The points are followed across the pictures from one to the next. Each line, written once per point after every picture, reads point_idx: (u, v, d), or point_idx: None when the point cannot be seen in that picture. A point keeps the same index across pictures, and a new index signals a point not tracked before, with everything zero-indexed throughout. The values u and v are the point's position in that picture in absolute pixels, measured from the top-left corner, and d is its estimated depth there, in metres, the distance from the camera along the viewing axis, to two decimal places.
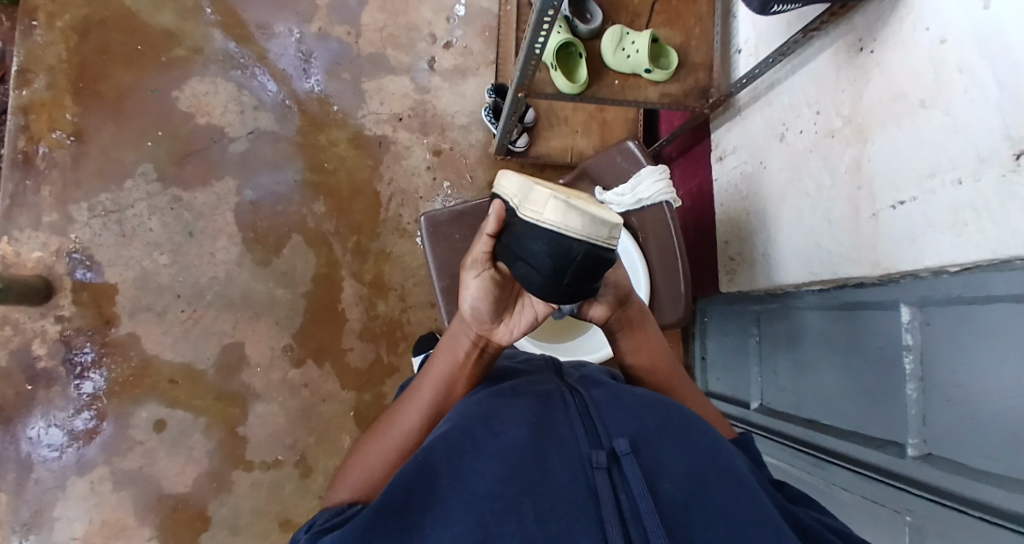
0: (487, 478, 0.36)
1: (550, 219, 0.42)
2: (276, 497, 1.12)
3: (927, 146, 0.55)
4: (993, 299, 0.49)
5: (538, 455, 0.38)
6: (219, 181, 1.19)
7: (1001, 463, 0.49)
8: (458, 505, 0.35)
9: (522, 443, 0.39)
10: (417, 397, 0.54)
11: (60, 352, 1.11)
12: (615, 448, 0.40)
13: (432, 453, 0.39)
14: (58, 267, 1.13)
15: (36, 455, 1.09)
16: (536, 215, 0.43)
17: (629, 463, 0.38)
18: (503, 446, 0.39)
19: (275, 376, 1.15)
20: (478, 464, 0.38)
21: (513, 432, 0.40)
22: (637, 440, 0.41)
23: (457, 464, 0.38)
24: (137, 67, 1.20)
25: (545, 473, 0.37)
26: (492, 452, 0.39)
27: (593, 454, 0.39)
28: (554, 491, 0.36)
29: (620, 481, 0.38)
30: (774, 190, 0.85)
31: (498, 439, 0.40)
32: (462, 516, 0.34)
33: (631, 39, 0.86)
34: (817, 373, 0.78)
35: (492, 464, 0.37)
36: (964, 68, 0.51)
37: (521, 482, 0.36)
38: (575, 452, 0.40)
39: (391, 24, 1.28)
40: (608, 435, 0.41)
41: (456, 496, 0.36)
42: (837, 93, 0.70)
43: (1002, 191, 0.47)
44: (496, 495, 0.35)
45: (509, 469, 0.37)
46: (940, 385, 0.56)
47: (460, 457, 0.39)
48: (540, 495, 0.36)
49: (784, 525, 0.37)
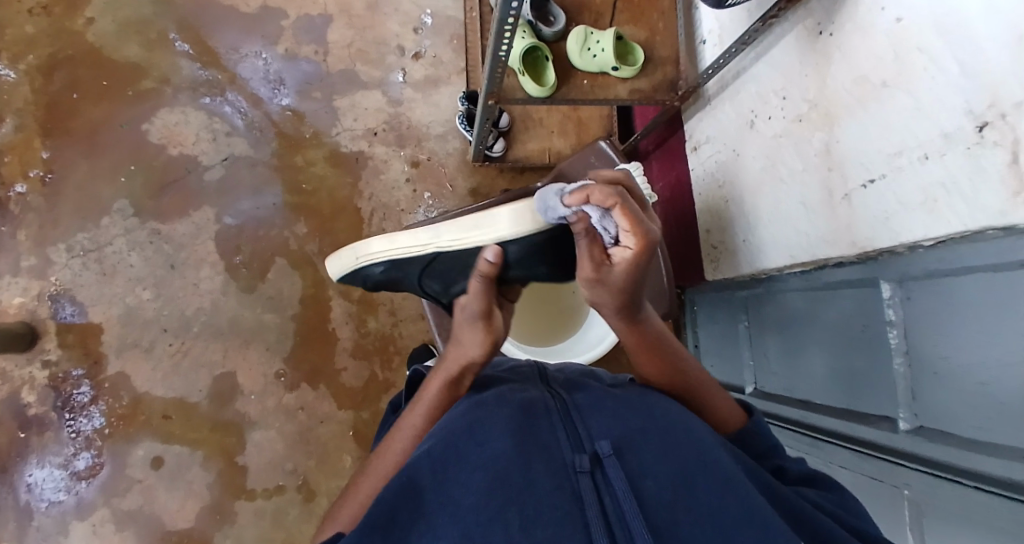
0: (472, 490, 0.37)
1: (523, 228, 0.52)
2: (281, 524, 1.11)
3: (893, 124, 0.56)
4: (969, 271, 0.50)
5: (523, 462, 0.38)
6: (197, 210, 1.18)
7: (988, 432, 0.50)
8: (445, 520, 0.36)
9: (505, 452, 0.39)
10: (406, 421, 0.53)
11: (50, 397, 1.09)
12: (598, 451, 0.40)
13: (417, 468, 0.40)
14: (41, 311, 1.11)
15: (34, 502, 1.08)
16: (504, 237, 0.53)
17: (612, 465, 0.39)
18: (487, 455, 0.39)
19: (270, 401, 1.14)
20: (462, 475, 0.38)
21: (495, 441, 0.40)
22: (620, 442, 0.41)
23: (441, 478, 0.39)
24: (105, 103, 1.19)
25: (530, 479, 0.37)
26: (476, 461, 0.39)
27: (577, 459, 0.39)
28: (540, 496, 0.36)
29: (604, 484, 0.38)
30: (749, 176, 0.85)
31: (481, 448, 0.40)
32: (447, 530, 0.35)
33: (596, 39, 0.86)
34: (807, 355, 0.78)
35: (476, 475, 0.38)
36: (923, 45, 0.51)
37: (506, 490, 0.36)
38: (559, 458, 0.40)
39: (359, 39, 1.28)
40: (591, 439, 0.41)
41: (442, 511, 0.36)
42: (801, 78, 0.70)
43: (968, 166, 0.47)
44: (482, 506, 0.35)
45: (494, 479, 0.37)
46: (926, 359, 0.57)
47: (443, 471, 0.39)
48: (526, 501, 0.36)
49: (771, 519, 0.37)
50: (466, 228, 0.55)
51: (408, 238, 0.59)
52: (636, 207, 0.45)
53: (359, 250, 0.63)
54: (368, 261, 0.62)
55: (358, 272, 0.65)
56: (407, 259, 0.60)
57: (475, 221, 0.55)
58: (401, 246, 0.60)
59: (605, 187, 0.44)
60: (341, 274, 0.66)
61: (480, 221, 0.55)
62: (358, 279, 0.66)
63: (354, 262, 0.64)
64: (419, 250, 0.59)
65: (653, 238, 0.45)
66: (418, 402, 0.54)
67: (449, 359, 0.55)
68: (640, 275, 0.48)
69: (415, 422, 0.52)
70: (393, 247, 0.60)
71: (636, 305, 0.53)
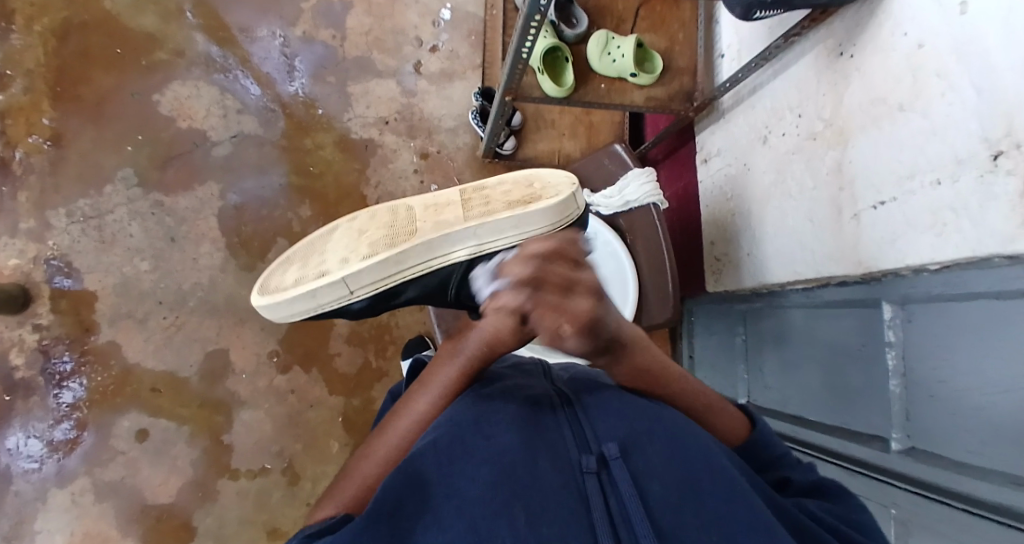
0: (478, 483, 0.37)
1: (555, 225, 0.57)
2: (263, 506, 1.11)
3: (906, 147, 0.57)
4: (973, 296, 0.51)
5: (529, 458, 0.39)
6: (202, 185, 1.17)
7: (979, 456, 0.51)
8: (449, 511, 0.36)
9: (513, 448, 0.40)
10: (413, 403, 0.52)
11: (38, 361, 1.08)
12: (605, 453, 0.40)
13: (422, 462, 0.40)
14: (36, 274, 1.10)
15: (14, 466, 1.06)
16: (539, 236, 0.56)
17: (619, 468, 0.39)
18: (495, 449, 0.40)
19: (261, 382, 1.14)
20: (468, 468, 0.39)
21: (503, 436, 0.41)
22: (626, 444, 0.42)
23: (449, 472, 0.39)
24: (117, 71, 1.18)
25: (536, 476, 0.38)
26: (482, 454, 0.40)
27: (584, 459, 0.40)
28: (543, 494, 0.37)
29: (610, 486, 0.39)
30: (757, 191, 0.86)
31: (489, 442, 0.41)
32: (453, 522, 0.35)
33: (616, 44, 0.87)
34: (802, 373, 0.79)
35: (483, 469, 0.38)
36: (941, 72, 0.52)
37: (512, 485, 0.37)
38: (565, 457, 0.40)
39: (376, 27, 1.28)
40: (598, 440, 0.42)
41: (447, 502, 0.37)
42: (818, 96, 0.72)
43: (978, 193, 0.48)
44: (488, 499, 0.36)
45: (500, 473, 0.38)
46: (922, 382, 0.58)
47: (451, 463, 0.39)
48: (532, 498, 0.36)
49: (776, 526, 0.38)
50: (494, 231, 0.55)
51: (419, 249, 0.55)
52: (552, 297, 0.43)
53: (356, 278, 0.56)
54: (375, 289, 0.56)
55: (356, 301, 0.58)
56: (424, 273, 0.56)
57: (507, 220, 0.55)
58: (416, 262, 0.55)
59: (512, 292, 0.45)
60: (330, 309, 0.58)
61: (513, 220, 0.55)
62: (352, 307, 0.59)
63: (353, 292, 0.57)
64: (441, 260, 0.56)
65: (585, 316, 0.42)
66: (428, 386, 0.53)
67: (463, 353, 0.53)
68: (598, 344, 0.45)
69: (426, 405, 0.51)
70: (406, 266, 0.55)
71: (616, 353, 0.47)
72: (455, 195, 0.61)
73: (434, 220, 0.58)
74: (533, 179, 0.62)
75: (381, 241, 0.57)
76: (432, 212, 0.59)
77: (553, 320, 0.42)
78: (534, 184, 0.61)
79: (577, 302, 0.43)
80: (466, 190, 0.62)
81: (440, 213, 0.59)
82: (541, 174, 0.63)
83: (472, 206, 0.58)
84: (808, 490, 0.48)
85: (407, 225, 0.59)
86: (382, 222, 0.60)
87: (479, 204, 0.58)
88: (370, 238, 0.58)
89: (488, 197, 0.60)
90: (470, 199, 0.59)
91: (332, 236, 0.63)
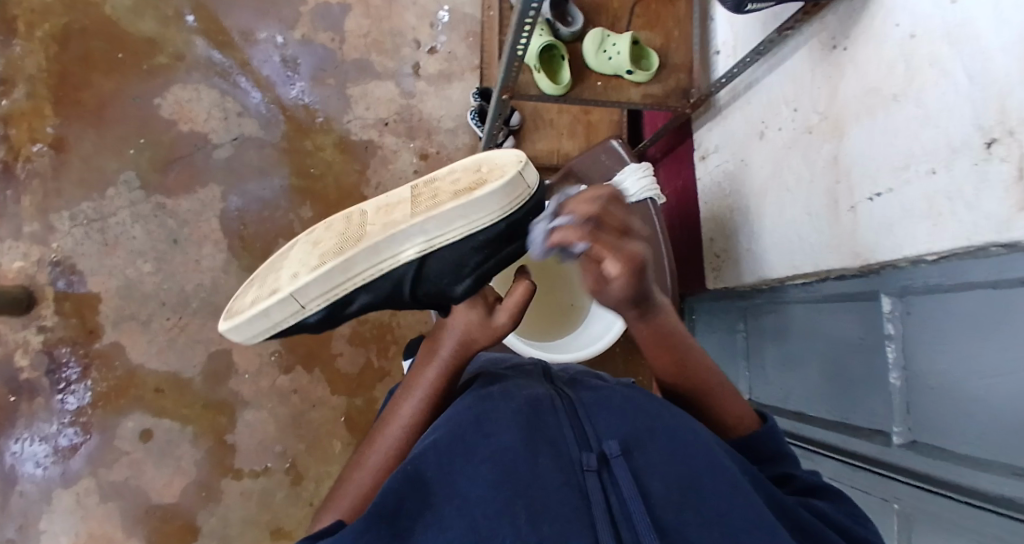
0: (483, 484, 0.38)
1: (506, 206, 0.52)
2: (266, 506, 1.11)
3: (901, 138, 0.58)
4: (970, 286, 0.51)
5: (530, 457, 0.40)
6: (204, 188, 1.18)
7: (980, 446, 0.51)
8: (453, 512, 0.37)
9: (514, 447, 0.40)
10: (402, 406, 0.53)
11: (43, 363, 1.09)
12: (606, 451, 0.41)
13: (422, 463, 0.41)
14: (40, 277, 1.11)
15: (18, 469, 1.07)
16: (493, 222, 0.52)
17: (620, 466, 0.40)
18: (497, 447, 0.40)
19: (263, 383, 1.14)
20: (471, 470, 0.40)
21: (505, 434, 0.41)
22: (627, 442, 0.42)
23: (449, 474, 0.40)
24: (118, 75, 1.19)
25: (538, 475, 0.38)
26: (483, 455, 0.40)
27: (584, 457, 0.41)
28: (545, 492, 0.37)
29: (611, 484, 0.39)
30: (756, 186, 0.87)
31: (489, 442, 0.41)
32: (455, 522, 0.37)
33: (612, 42, 0.88)
34: (803, 369, 0.80)
35: (484, 468, 0.39)
36: (934, 62, 0.53)
37: (514, 484, 0.38)
38: (567, 455, 0.41)
39: (375, 29, 1.29)
40: (599, 439, 0.42)
41: (450, 503, 0.38)
42: (813, 90, 0.72)
43: (974, 180, 0.49)
44: (492, 500, 0.37)
45: (503, 473, 0.38)
46: (920, 374, 0.58)
47: (451, 464, 0.41)
48: (534, 496, 0.37)
49: (778, 526, 0.38)
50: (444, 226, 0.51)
51: (363, 257, 0.51)
52: (611, 239, 0.46)
53: (305, 291, 0.52)
54: (327, 298, 0.53)
55: (311, 315, 0.54)
56: (376, 277, 0.52)
57: (454, 212, 0.50)
58: (365, 268, 0.52)
59: (577, 224, 0.46)
60: (286, 325, 0.54)
61: (459, 210, 0.50)
62: (309, 320, 0.56)
63: (305, 306, 0.53)
64: (390, 264, 0.52)
65: (638, 258, 0.46)
66: (413, 389, 0.53)
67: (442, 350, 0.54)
68: (636, 290, 0.48)
69: (414, 407, 0.52)
70: (352, 273, 0.52)
71: (648, 308, 0.53)
72: (407, 192, 0.56)
73: (381, 223, 0.53)
74: (481, 161, 0.56)
75: (329, 251, 0.53)
76: (379, 216, 0.55)
77: (604, 259, 0.46)
78: (482, 167, 0.54)
79: (631, 245, 0.46)
80: (413, 185, 0.57)
81: (385, 215, 0.54)
82: (491, 152, 0.57)
83: (421, 202, 0.53)
84: (808, 489, 0.48)
85: (358, 232, 0.54)
86: (337, 231, 0.56)
87: (427, 198, 0.53)
88: (322, 250, 0.55)
89: (435, 188, 0.54)
90: (419, 195, 0.54)
91: (290, 255, 0.60)
